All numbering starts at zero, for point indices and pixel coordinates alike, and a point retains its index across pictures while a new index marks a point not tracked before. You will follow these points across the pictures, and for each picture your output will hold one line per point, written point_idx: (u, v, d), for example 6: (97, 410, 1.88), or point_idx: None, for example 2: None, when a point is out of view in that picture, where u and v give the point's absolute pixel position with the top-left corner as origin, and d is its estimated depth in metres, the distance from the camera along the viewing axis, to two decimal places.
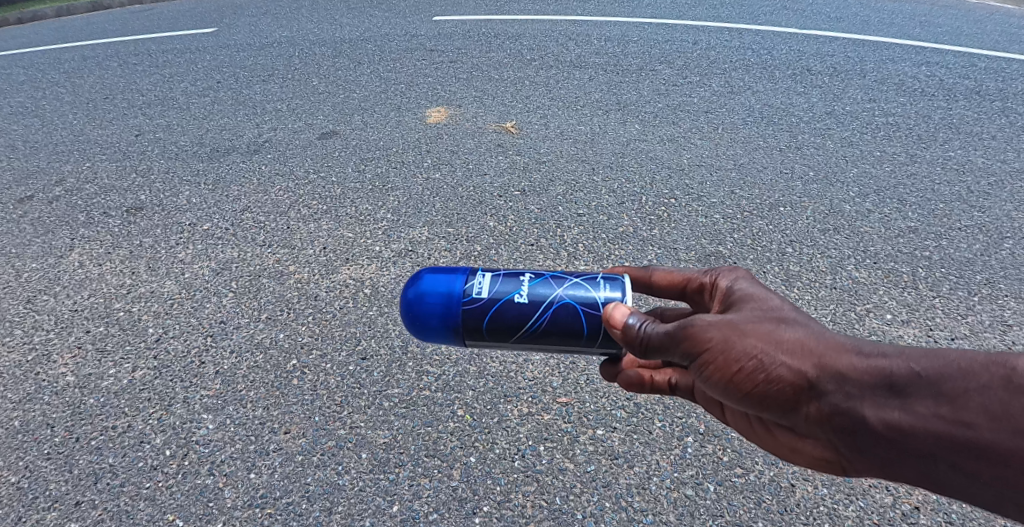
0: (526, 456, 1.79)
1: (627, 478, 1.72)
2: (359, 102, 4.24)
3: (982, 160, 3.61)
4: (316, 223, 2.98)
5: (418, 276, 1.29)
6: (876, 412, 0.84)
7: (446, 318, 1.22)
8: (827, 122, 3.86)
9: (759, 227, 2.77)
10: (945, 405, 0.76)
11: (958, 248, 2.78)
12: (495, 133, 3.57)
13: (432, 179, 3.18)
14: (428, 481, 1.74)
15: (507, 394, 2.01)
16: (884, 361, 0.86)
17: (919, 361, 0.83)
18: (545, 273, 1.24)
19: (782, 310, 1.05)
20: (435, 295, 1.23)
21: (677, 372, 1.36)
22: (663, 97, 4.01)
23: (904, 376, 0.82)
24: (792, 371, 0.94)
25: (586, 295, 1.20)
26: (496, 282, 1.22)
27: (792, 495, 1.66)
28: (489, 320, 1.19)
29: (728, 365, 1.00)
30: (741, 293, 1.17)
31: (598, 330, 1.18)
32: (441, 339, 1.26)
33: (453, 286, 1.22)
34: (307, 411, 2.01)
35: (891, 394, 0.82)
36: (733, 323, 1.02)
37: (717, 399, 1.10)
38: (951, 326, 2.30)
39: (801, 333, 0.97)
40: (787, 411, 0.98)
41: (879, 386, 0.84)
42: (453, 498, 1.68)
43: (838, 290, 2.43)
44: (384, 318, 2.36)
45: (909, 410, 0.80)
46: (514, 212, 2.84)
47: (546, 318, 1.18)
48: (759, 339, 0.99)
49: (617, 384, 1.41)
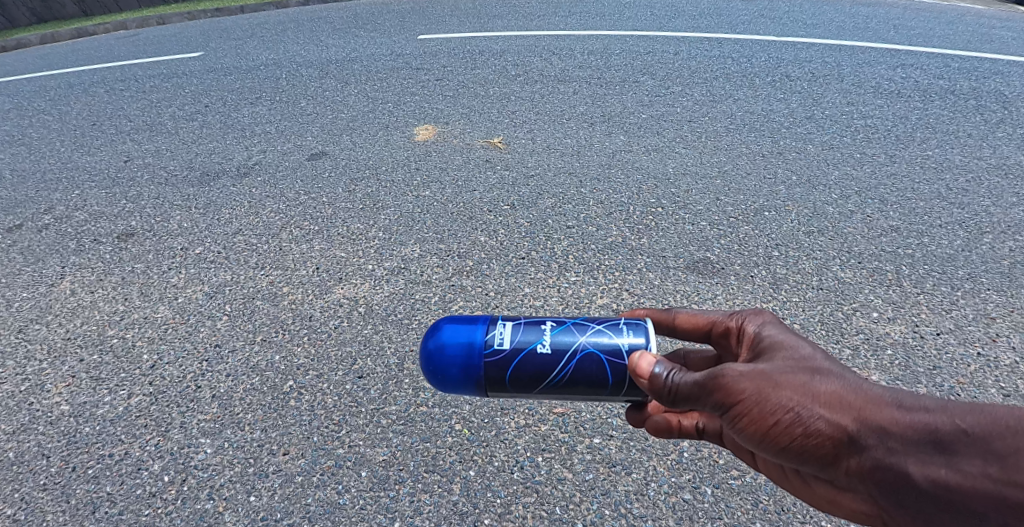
0: (525, 468, 1.81)
1: (626, 485, 1.74)
2: (348, 121, 4.28)
3: (959, 157, 3.72)
4: (308, 244, 3.00)
5: (437, 327, 1.33)
6: (922, 468, 0.87)
7: (466, 368, 1.25)
8: (808, 126, 3.95)
9: (745, 232, 2.82)
10: (995, 464, 0.80)
11: (939, 244, 2.85)
12: (483, 149, 3.62)
13: (422, 197, 3.21)
14: (428, 497, 1.75)
15: (503, 407, 2.03)
16: (928, 416, 0.89)
17: (965, 418, 0.86)
18: (566, 321, 1.29)
19: (815, 360, 1.08)
20: (456, 346, 1.27)
21: (704, 416, 1.40)
22: (646, 108, 4.09)
23: (951, 433, 0.86)
24: (831, 425, 0.97)
25: (609, 342, 1.24)
26: (518, 331, 1.26)
27: (788, 494, 1.69)
28: (512, 372, 1.23)
29: (764, 417, 1.02)
30: (770, 339, 1.21)
31: (623, 380, 1.22)
32: (462, 390, 1.29)
33: (474, 336, 1.26)
34: (305, 432, 2.01)
35: (938, 451, 0.85)
36: (767, 373, 1.05)
37: (749, 450, 1.12)
38: (936, 321, 2.36)
39: (836, 386, 1.01)
40: (826, 465, 1.00)
41: (925, 442, 0.87)
42: (454, 512, 1.69)
43: (825, 291, 2.48)
44: (379, 336, 2.38)
45: (957, 468, 0.83)
46: (504, 227, 2.88)
47: (571, 368, 1.22)
48: (795, 391, 1.01)
49: (645, 429, 1.45)
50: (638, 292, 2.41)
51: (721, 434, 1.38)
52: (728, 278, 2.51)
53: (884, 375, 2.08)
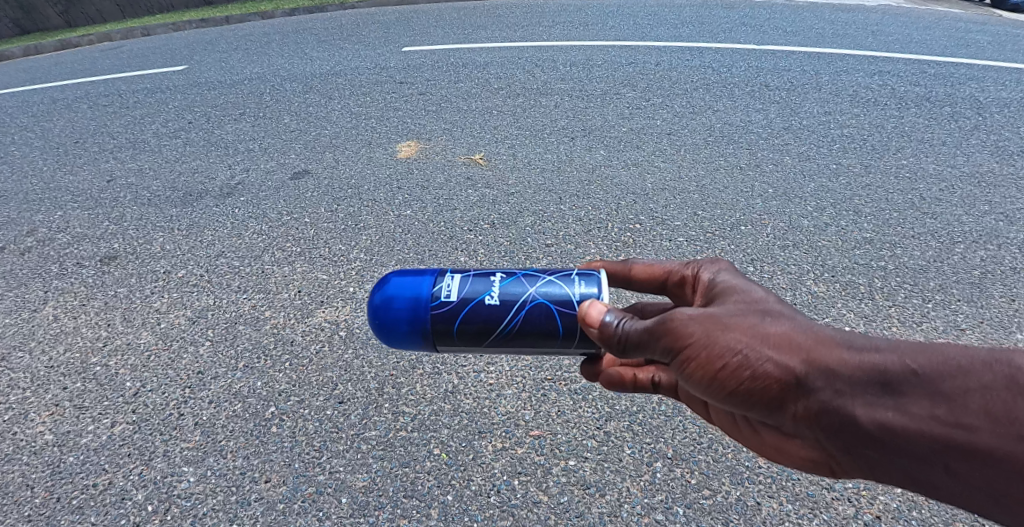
0: (502, 491, 1.84)
1: (599, 507, 1.77)
2: (331, 138, 4.31)
3: (933, 166, 3.79)
4: (290, 266, 3.02)
5: (385, 281, 1.36)
6: (868, 411, 0.92)
7: (414, 322, 1.29)
8: (785, 137, 4.02)
9: (721, 248, 2.87)
10: (942, 406, 0.84)
11: (911, 255, 2.92)
12: (464, 165, 3.66)
13: (404, 216, 3.24)
14: (408, 522, 1.78)
15: (481, 431, 2.06)
16: (878, 358, 0.93)
17: (914, 358, 0.91)
18: (516, 273, 1.33)
19: (767, 303, 1.12)
20: (403, 299, 1.30)
21: (659, 370, 1.46)
22: (627, 121, 4.13)
23: (900, 374, 0.90)
24: (779, 367, 1.01)
25: (558, 293, 1.28)
26: (466, 283, 1.30)
27: (757, 513, 1.73)
28: (459, 323, 1.27)
29: (711, 361, 1.06)
30: (724, 285, 1.24)
31: (572, 330, 1.27)
32: (411, 345, 1.33)
33: (421, 289, 1.30)
34: (286, 459, 2.04)
35: (885, 393, 0.90)
36: (717, 317, 1.09)
37: (701, 396, 1.17)
38: (907, 334, 2.42)
39: (786, 328, 1.04)
40: (775, 408, 1.05)
41: (872, 383, 0.92)
42: None
43: (798, 306, 2.53)
44: (359, 360, 2.40)
45: (904, 410, 0.88)
46: (484, 246, 2.91)
47: (519, 319, 1.27)
48: (743, 334, 1.05)
49: (598, 383, 1.49)
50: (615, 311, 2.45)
51: (674, 386, 1.46)
52: None
53: None
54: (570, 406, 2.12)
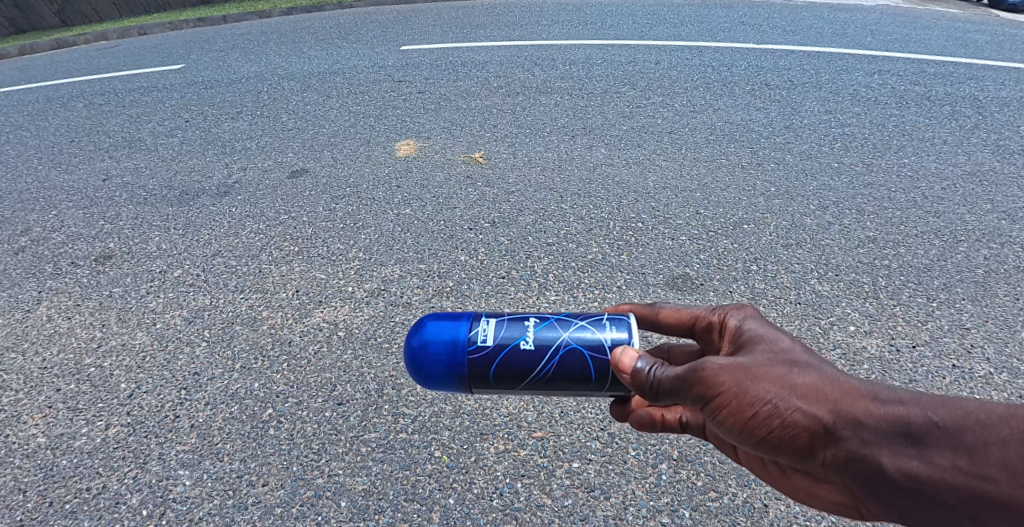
0: (504, 494, 1.80)
1: (604, 510, 1.74)
2: (329, 137, 4.27)
3: (935, 165, 3.78)
4: (288, 265, 2.98)
5: (421, 325, 1.33)
6: (894, 460, 0.90)
7: (450, 366, 1.25)
8: (786, 135, 3.99)
9: (724, 246, 2.83)
10: (964, 457, 0.83)
11: (915, 254, 2.89)
12: (464, 164, 3.62)
13: (403, 215, 3.20)
14: None
15: (482, 432, 2.02)
16: (901, 408, 0.93)
17: (937, 410, 0.90)
18: (549, 317, 1.29)
19: (794, 351, 1.11)
20: (439, 343, 1.27)
21: (686, 410, 1.45)
22: (627, 120, 4.10)
23: (922, 426, 0.89)
24: (808, 416, 1.00)
25: (592, 338, 1.24)
26: (501, 328, 1.27)
27: (765, 516, 1.70)
28: (495, 368, 1.23)
29: (742, 409, 1.05)
30: (751, 332, 1.22)
31: (605, 374, 1.23)
32: (446, 388, 1.29)
33: (457, 334, 1.26)
34: (283, 462, 2.00)
35: (909, 443, 0.89)
36: (746, 367, 1.08)
37: (730, 442, 1.16)
38: (912, 333, 2.39)
39: (814, 378, 1.04)
40: (803, 456, 1.04)
41: (897, 433, 0.91)
42: None
43: (802, 305, 2.50)
44: (358, 361, 2.36)
45: (927, 460, 0.87)
46: (485, 245, 2.87)
47: (554, 364, 1.23)
48: (772, 384, 1.05)
49: (628, 423, 1.47)
50: None
51: (703, 427, 1.43)
52: (707, 294, 2.51)
53: None
54: (573, 408, 2.09)
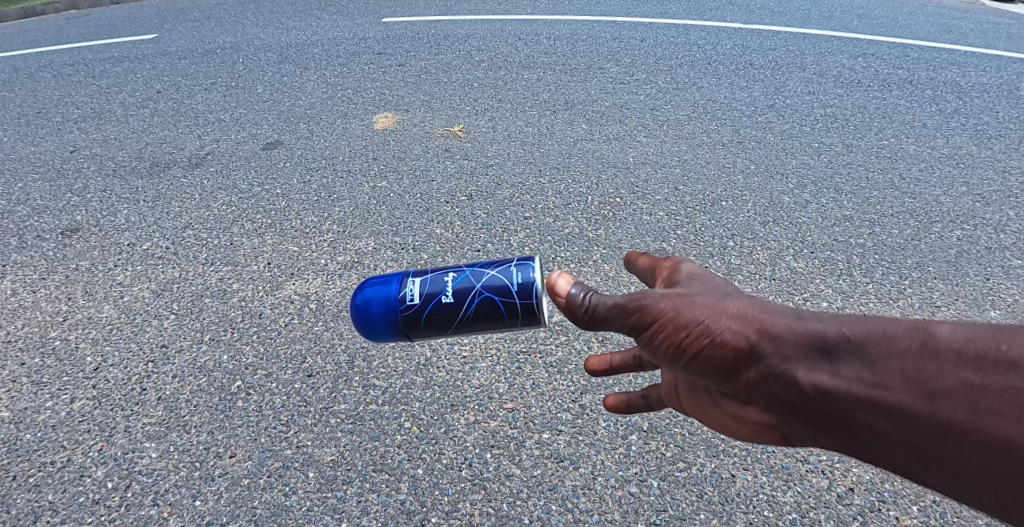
0: (473, 464, 1.80)
1: (572, 480, 1.73)
2: (305, 109, 4.15)
3: (914, 147, 3.80)
4: (260, 238, 2.91)
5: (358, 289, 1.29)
6: (809, 375, 0.83)
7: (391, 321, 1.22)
8: (769, 114, 3.97)
9: (701, 222, 2.82)
10: (869, 368, 0.77)
11: (890, 233, 2.92)
12: (443, 137, 3.54)
13: (379, 187, 3.13)
14: (377, 496, 1.73)
15: (453, 404, 1.99)
16: (818, 324, 0.85)
17: (851, 325, 0.82)
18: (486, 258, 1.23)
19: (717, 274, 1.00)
20: (377, 302, 1.23)
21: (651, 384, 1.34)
22: (610, 95, 4.04)
23: (836, 339, 0.81)
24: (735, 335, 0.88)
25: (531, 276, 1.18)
26: (435, 276, 1.21)
27: (732, 485, 1.72)
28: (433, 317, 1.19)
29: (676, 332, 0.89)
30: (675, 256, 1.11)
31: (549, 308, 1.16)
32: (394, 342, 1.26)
33: (391, 291, 1.22)
34: (251, 433, 1.96)
35: (824, 357, 0.82)
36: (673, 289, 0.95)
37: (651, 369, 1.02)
38: (883, 310, 2.42)
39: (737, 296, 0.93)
40: (720, 378, 0.94)
41: (813, 348, 0.83)
42: (401, 511, 1.68)
43: (777, 281, 2.50)
44: (330, 333, 2.33)
45: (838, 374, 0.80)
46: (460, 218, 2.83)
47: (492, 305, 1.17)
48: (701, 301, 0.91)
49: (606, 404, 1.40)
50: (593, 284, 2.39)
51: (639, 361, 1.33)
52: None
53: None
54: (545, 379, 2.04)
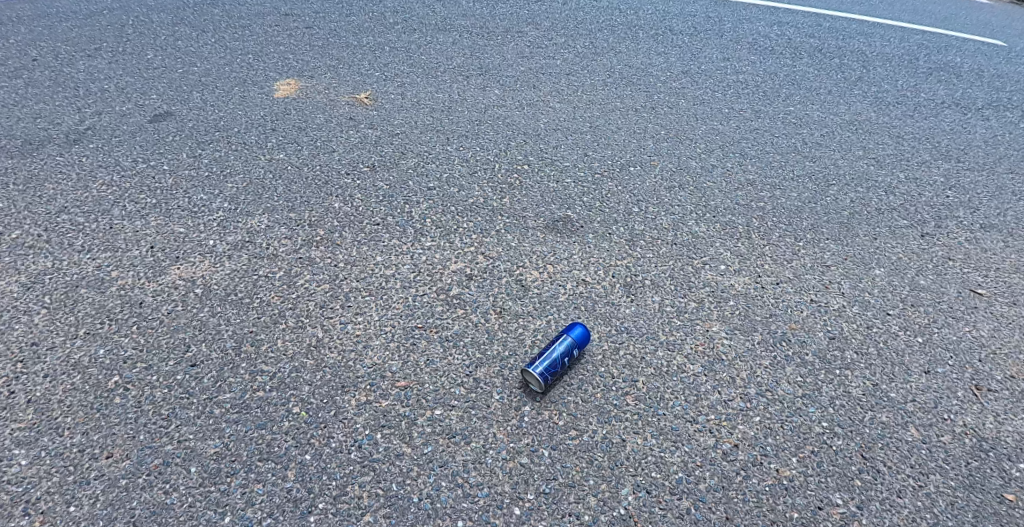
0: (363, 446, 1.74)
1: (464, 455, 1.70)
2: (200, 76, 3.85)
3: (818, 113, 3.95)
4: (143, 219, 2.68)
5: None
6: None
7: None
8: (683, 80, 4.00)
9: (608, 189, 2.82)
10: None
11: (788, 196, 3.03)
12: (348, 105, 3.36)
13: (275, 159, 2.95)
14: (262, 486, 1.64)
15: (344, 385, 1.91)
16: None
17: None
18: None
19: None
20: None
21: None
22: (526, 60, 3.95)
23: None
24: None
25: None
26: None
27: (622, 449, 1.74)
28: None
29: None
30: None
31: None
32: None
33: None
34: (129, 431, 1.81)
35: None
36: None
37: None
38: (778, 271, 2.52)
39: None
40: None
41: None
42: (288, 499, 1.60)
43: (678, 245, 2.54)
44: (216, 319, 2.18)
45: None
46: (360, 190, 2.70)
47: None
48: None
49: None
50: (494, 255, 2.36)
51: None
52: (586, 237, 2.50)
53: (723, 326, 2.21)
54: (439, 354, 1.98)
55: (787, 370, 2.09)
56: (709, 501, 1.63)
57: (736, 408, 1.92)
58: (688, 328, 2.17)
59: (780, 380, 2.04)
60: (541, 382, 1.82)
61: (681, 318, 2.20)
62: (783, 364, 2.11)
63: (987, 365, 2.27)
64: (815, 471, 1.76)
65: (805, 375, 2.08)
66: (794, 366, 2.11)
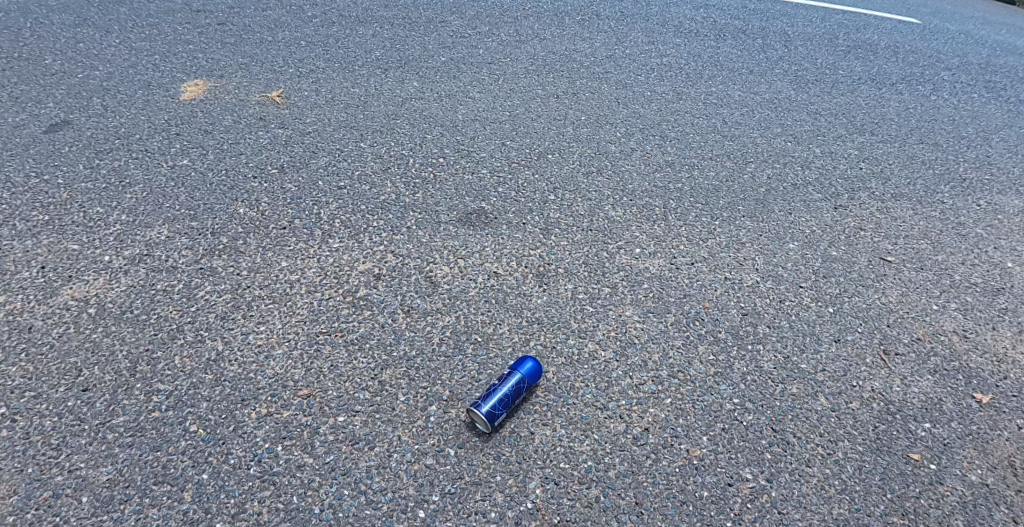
0: (263, 460, 1.66)
1: (367, 461, 1.65)
2: (101, 81, 3.61)
3: (739, 93, 4.03)
4: (34, 239, 2.43)
5: None
6: None
7: None
8: (607, 65, 4.01)
9: (524, 177, 2.80)
10: None
11: (706, 176, 3.07)
12: (259, 104, 3.23)
13: (178, 166, 2.83)
14: (157, 510, 1.53)
15: (244, 398, 1.83)
16: None
17: None
18: None
19: None
20: None
21: None
22: (448, 50, 3.88)
23: None
24: None
25: None
26: None
27: (530, 443, 1.74)
28: None
29: None
30: None
31: None
32: None
33: None
34: (16, 465, 1.62)
35: None
36: None
37: None
38: (693, 251, 2.55)
39: None
40: None
41: None
42: (184, 522, 1.50)
43: (594, 231, 2.55)
44: (111, 339, 2.03)
45: None
46: (267, 193, 2.61)
47: None
48: None
49: None
50: (404, 252, 2.32)
51: None
52: (500, 228, 2.49)
53: (637, 310, 2.22)
54: (343, 359, 1.93)
55: (700, 349, 2.11)
56: (618, 488, 1.64)
57: (647, 392, 1.93)
58: (601, 314, 2.17)
59: (692, 360, 2.06)
60: (488, 423, 1.69)
61: (593, 305, 2.21)
62: (695, 343, 2.13)
63: (896, 330, 2.37)
64: (724, 448, 1.79)
65: (718, 352, 2.11)
66: (706, 344, 2.13)
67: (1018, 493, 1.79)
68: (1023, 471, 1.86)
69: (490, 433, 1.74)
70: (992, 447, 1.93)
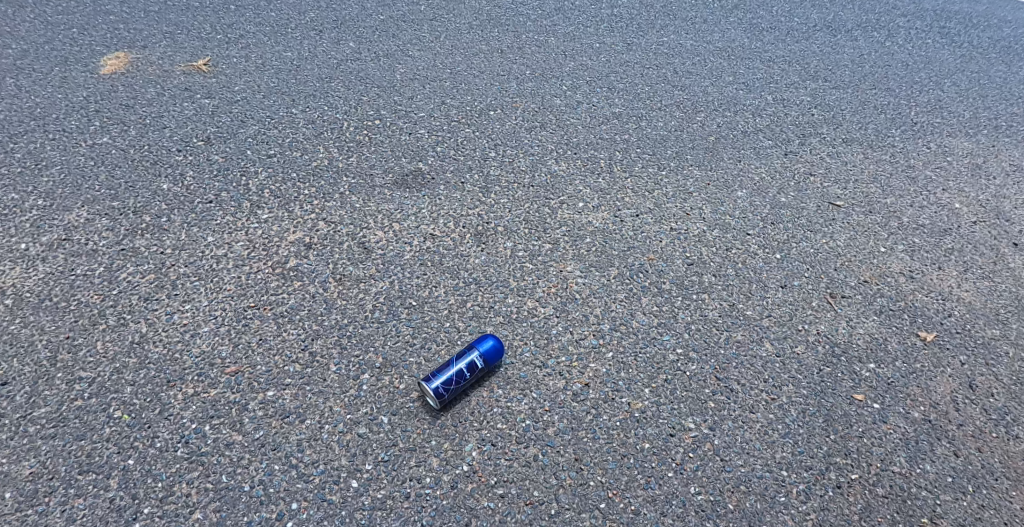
0: (191, 442, 1.56)
1: (298, 435, 1.59)
2: (12, 58, 3.24)
3: (691, 42, 3.94)
4: None
5: None
6: None
7: None
8: (555, 18, 3.88)
9: (464, 136, 2.72)
10: None
11: (654, 126, 3.02)
12: (184, 74, 3.04)
13: (98, 145, 2.62)
14: (83, 500, 1.42)
15: (169, 380, 1.73)
16: None
17: None
18: None
19: None
20: None
21: None
22: (387, 8, 3.70)
23: None
24: None
25: None
26: None
27: (467, 405, 1.71)
28: None
29: None
30: None
31: None
32: None
33: None
34: None
35: None
36: None
37: None
38: (638, 203, 2.51)
39: None
40: None
41: None
42: (111, 510, 1.40)
43: (535, 188, 2.49)
44: (29, 328, 1.85)
45: None
46: (193, 167, 2.48)
47: None
48: None
49: None
50: (337, 219, 2.25)
51: None
52: (437, 189, 2.43)
53: (578, 265, 2.18)
54: (272, 332, 1.86)
55: (643, 300, 2.09)
56: (557, 445, 1.61)
57: (587, 347, 1.90)
58: (541, 271, 2.13)
59: (635, 312, 2.04)
60: (436, 398, 1.64)
61: (533, 262, 2.17)
62: (638, 295, 2.11)
63: (842, 273, 2.38)
64: (667, 399, 1.78)
65: (661, 303, 2.09)
66: (649, 296, 2.11)
67: (958, 427, 1.82)
68: (963, 404, 1.90)
69: (440, 409, 1.68)
70: (935, 384, 1.95)
